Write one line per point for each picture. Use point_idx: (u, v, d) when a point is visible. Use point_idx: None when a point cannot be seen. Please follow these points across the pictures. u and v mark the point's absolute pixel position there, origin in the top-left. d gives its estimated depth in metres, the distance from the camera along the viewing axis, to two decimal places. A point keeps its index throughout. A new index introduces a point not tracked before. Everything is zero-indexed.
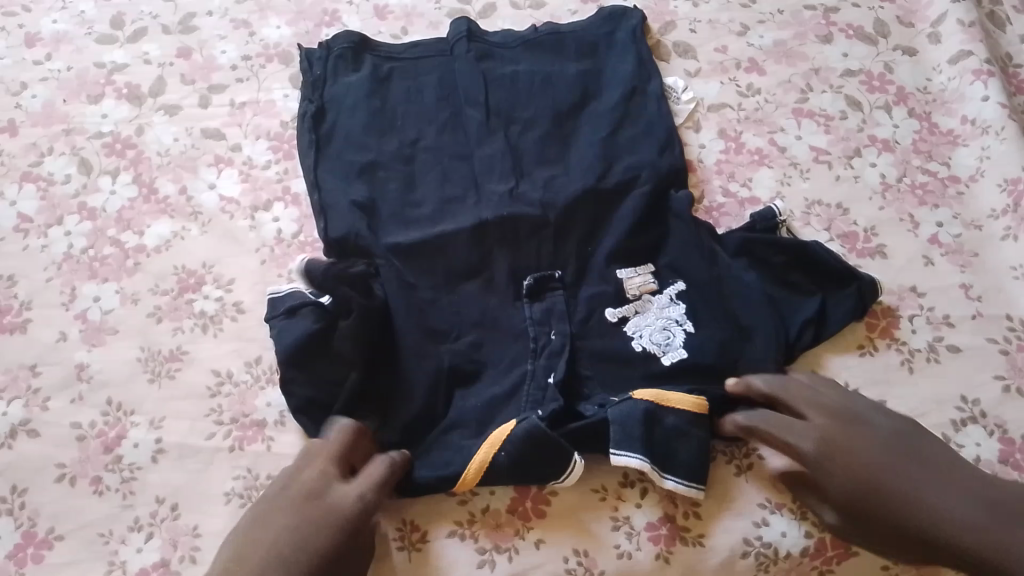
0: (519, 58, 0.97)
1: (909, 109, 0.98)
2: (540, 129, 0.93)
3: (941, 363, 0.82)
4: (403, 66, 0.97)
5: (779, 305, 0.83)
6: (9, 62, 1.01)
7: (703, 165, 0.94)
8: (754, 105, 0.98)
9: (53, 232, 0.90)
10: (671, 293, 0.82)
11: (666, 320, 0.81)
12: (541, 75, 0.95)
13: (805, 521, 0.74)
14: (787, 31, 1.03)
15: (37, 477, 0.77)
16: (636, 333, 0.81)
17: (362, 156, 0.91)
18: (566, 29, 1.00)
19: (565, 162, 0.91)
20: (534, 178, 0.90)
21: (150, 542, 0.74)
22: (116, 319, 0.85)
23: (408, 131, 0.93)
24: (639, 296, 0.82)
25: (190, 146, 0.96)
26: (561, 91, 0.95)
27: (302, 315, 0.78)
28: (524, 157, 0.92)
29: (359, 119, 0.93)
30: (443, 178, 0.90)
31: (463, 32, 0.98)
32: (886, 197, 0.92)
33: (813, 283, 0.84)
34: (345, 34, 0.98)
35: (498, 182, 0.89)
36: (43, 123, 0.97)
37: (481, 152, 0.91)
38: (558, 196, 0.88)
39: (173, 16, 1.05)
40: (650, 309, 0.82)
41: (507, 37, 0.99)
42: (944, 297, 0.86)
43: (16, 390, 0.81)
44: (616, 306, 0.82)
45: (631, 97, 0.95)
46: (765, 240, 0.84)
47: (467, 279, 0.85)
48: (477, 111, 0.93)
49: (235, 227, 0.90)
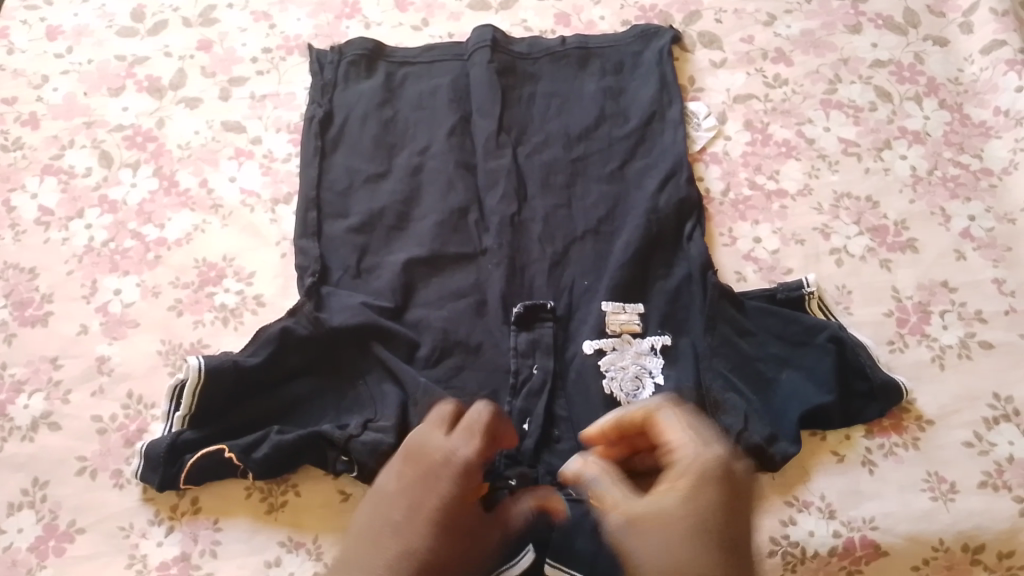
0: (541, 71, 0.96)
1: (940, 100, 0.96)
2: (550, 150, 0.91)
3: (974, 360, 0.80)
4: (417, 71, 0.96)
5: (783, 386, 0.78)
6: (32, 55, 1.01)
7: (729, 158, 0.93)
8: (781, 96, 0.97)
9: (74, 224, 0.90)
10: (654, 342, 0.80)
11: (640, 368, 0.79)
12: (559, 97, 0.94)
13: (834, 521, 0.73)
14: (815, 21, 1.02)
15: (58, 469, 0.76)
16: (608, 369, 0.79)
17: (371, 165, 0.90)
18: (595, 44, 0.98)
19: (571, 191, 0.88)
20: (536, 204, 0.88)
21: (171, 536, 0.73)
22: (137, 312, 0.85)
23: (418, 139, 0.92)
24: (620, 334, 0.80)
25: (211, 139, 0.95)
26: (577, 113, 0.93)
27: (264, 338, 0.78)
28: (529, 176, 0.89)
29: (369, 129, 0.92)
30: (465, 175, 0.89)
31: (486, 41, 0.96)
32: (917, 190, 0.90)
33: (830, 353, 0.78)
34: (359, 40, 0.97)
35: (500, 203, 0.87)
36: (64, 115, 0.97)
37: (488, 163, 0.90)
38: (558, 233, 0.86)
39: (193, 8, 1.05)
40: (628, 349, 0.79)
41: (532, 47, 0.97)
42: (977, 292, 0.84)
43: (38, 382, 0.81)
44: (595, 338, 0.80)
45: (650, 122, 0.93)
46: (784, 317, 0.80)
47: (459, 299, 0.83)
48: (488, 123, 0.91)
49: (255, 220, 0.90)
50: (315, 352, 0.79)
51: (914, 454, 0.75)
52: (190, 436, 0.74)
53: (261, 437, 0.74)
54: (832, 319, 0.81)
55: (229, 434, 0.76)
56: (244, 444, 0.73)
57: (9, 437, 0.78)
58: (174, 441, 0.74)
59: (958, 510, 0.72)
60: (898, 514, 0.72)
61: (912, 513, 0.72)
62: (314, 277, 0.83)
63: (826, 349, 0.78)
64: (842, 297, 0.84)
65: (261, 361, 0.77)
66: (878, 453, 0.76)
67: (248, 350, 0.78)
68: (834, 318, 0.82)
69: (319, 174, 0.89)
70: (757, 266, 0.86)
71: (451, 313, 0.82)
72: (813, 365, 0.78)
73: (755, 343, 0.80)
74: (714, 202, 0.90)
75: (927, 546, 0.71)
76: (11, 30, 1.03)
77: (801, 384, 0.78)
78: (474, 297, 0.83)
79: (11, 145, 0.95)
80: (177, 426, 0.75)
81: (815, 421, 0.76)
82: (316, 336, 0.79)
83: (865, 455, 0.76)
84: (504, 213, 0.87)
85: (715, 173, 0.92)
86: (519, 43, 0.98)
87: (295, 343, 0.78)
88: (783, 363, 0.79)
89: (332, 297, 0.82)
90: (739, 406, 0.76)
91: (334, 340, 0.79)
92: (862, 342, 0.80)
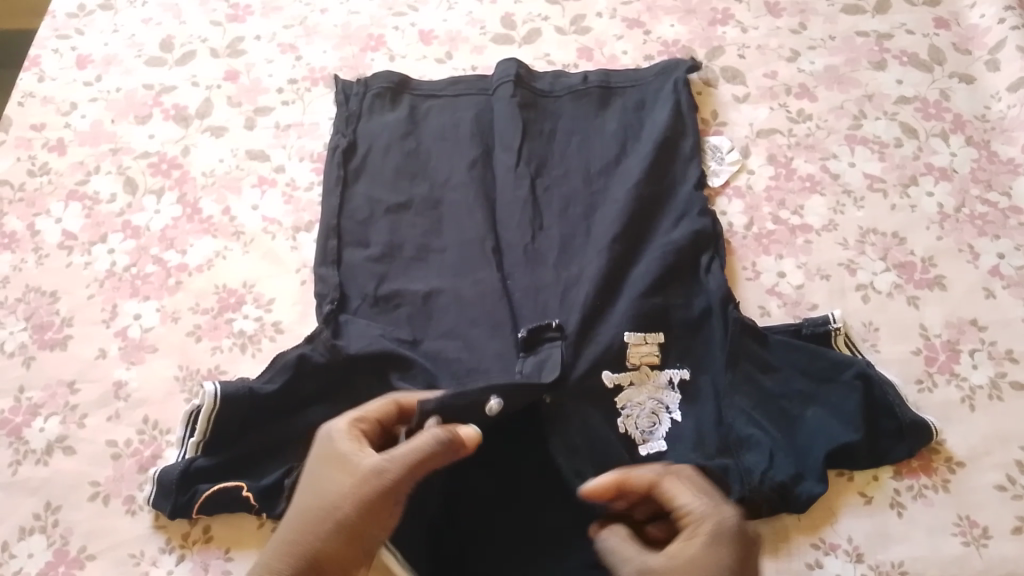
0: (562, 110, 0.95)
1: (967, 136, 0.95)
2: (569, 184, 0.90)
3: (1005, 401, 0.78)
4: (441, 104, 0.96)
5: (809, 423, 0.76)
6: (62, 82, 1.03)
7: (753, 192, 0.92)
8: (805, 131, 0.96)
9: (96, 249, 0.90)
10: (673, 375, 0.79)
11: (657, 404, 0.77)
12: (580, 133, 0.94)
13: (863, 564, 0.70)
14: (839, 57, 1.01)
15: (71, 494, 0.76)
16: (625, 405, 0.77)
17: (392, 195, 0.90)
18: (616, 83, 0.97)
19: (589, 222, 0.88)
20: (552, 232, 0.87)
21: (181, 564, 0.72)
22: (156, 337, 0.85)
23: (440, 171, 0.92)
24: (637, 366, 0.79)
25: (234, 167, 0.96)
26: (597, 148, 0.92)
27: (279, 366, 0.77)
28: (546, 206, 0.89)
29: (392, 160, 0.92)
30: (484, 206, 0.89)
31: (509, 76, 0.96)
32: (944, 226, 0.88)
33: (857, 392, 0.76)
34: (385, 74, 0.98)
35: (516, 233, 0.87)
36: (91, 142, 0.98)
37: (506, 196, 0.89)
38: (574, 262, 0.85)
39: (221, 40, 1.06)
40: (645, 383, 0.78)
41: (554, 85, 0.97)
42: (1007, 331, 0.82)
43: (54, 405, 0.81)
44: (613, 370, 0.78)
45: (667, 156, 0.91)
46: (807, 352, 0.78)
47: (474, 326, 0.82)
48: (509, 156, 0.91)
49: (277, 248, 0.90)
50: (327, 376, 0.78)
51: (944, 497, 0.73)
52: (203, 464, 0.74)
53: (279, 484, 0.73)
54: (857, 357, 0.79)
55: (243, 464, 0.75)
56: (263, 488, 0.72)
57: (22, 460, 0.78)
58: (188, 467, 0.73)
59: (992, 556, 0.70)
60: (928, 559, 0.70)
61: (942, 559, 0.70)
62: (332, 304, 0.83)
63: (852, 387, 0.76)
64: (868, 334, 0.82)
65: (276, 389, 0.76)
66: (907, 495, 0.74)
67: (266, 376, 0.77)
68: (859, 355, 0.80)
69: (341, 202, 0.90)
70: (781, 300, 0.85)
71: (467, 340, 0.81)
72: (839, 403, 0.76)
73: (778, 377, 0.78)
74: (737, 235, 0.89)
75: None
76: (43, 59, 1.05)
77: (826, 421, 0.75)
78: (486, 322, 0.82)
79: (38, 169, 0.96)
80: (189, 452, 0.74)
81: (842, 461, 0.74)
82: (332, 364, 0.78)
83: (894, 497, 0.74)
84: (520, 244, 0.86)
85: (737, 208, 0.91)
86: (542, 79, 0.98)
87: (311, 370, 0.78)
88: (803, 402, 0.77)
89: (350, 325, 0.82)
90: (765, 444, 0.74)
91: (351, 367, 0.79)
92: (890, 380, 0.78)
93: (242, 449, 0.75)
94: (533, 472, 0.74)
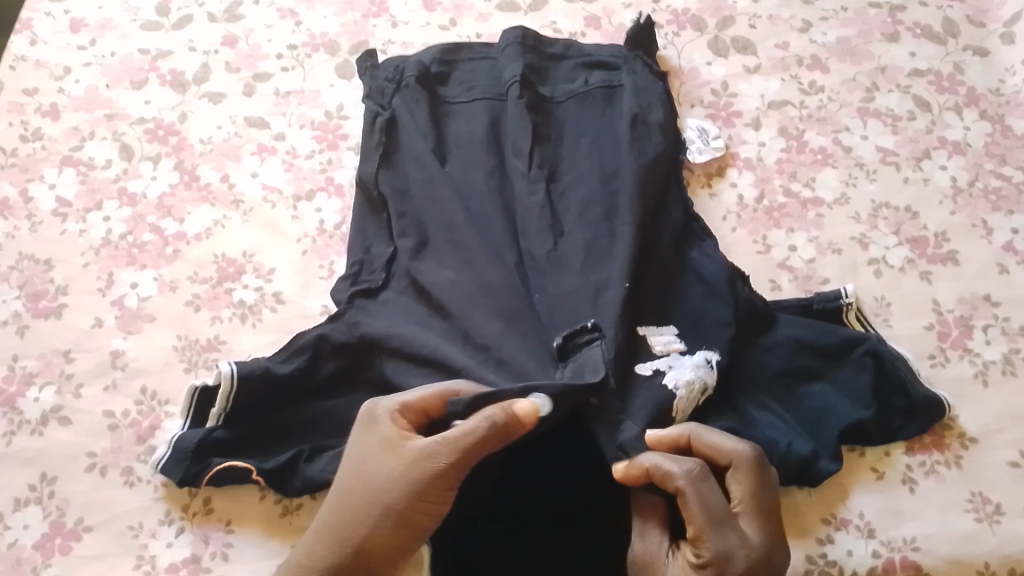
0: (568, 114, 0.89)
1: (980, 111, 0.93)
2: (585, 188, 0.83)
3: (1017, 377, 0.77)
4: (456, 108, 0.90)
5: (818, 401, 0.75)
6: (55, 46, 1.00)
7: (763, 165, 0.90)
8: (816, 104, 0.94)
9: (91, 216, 0.88)
10: (706, 354, 0.74)
11: (704, 382, 0.72)
12: (589, 134, 0.87)
13: (875, 540, 0.70)
14: (851, 29, 0.99)
15: (68, 466, 0.74)
16: (676, 387, 0.71)
17: (414, 176, 0.85)
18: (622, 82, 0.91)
19: (612, 222, 0.80)
20: (574, 237, 0.79)
21: (181, 537, 0.71)
22: (154, 307, 0.83)
23: (454, 176, 0.86)
24: (667, 353, 0.73)
25: (233, 134, 0.94)
26: (610, 154, 0.85)
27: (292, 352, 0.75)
28: (564, 213, 0.82)
29: (411, 144, 0.87)
30: (500, 215, 0.82)
31: (516, 76, 0.88)
32: (957, 201, 0.87)
33: (865, 370, 0.75)
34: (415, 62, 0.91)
35: (535, 240, 0.79)
36: (85, 107, 0.95)
37: (521, 204, 0.81)
38: (601, 263, 0.77)
39: (219, 4, 1.04)
40: (683, 362, 0.73)
41: (556, 88, 0.90)
42: (1020, 307, 0.81)
43: (49, 375, 0.79)
44: (647, 360, 0.72)
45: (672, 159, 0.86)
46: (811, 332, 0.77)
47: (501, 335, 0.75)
48: (521, 161, 0.84)
49: (276, 217, 0.88)
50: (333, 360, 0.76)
51: (956, 473, 0.72)
52: (220, 437, 0.72)
53: (290, 464, 0.71)
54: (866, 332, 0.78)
55: (257, 442, 0.73)
56: (273, 469, 0.71)
57: (17, 431, 0.76)
58: (205, 440, 0.72)
59: (1004, 533, 0.69)
60: (940, 535, 0.69)
61: (954, 534, 0.69)
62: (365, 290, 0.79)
63: (861, 368, 0.75)
64: (880, 309, 0.81)
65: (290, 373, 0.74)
66: (918, 471, 0.73)
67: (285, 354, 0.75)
68: (871, 330, 0.79)
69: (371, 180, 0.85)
70: (792, 275, 0.84)
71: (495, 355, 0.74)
72: (849, 381, 0.75)
73: (785, 353, 0.76)
74: (747, 209, 0.88)
75: (972, 570, 0.68)
76: (35, 21, 1.02)
77: (836, 400, 0.75)
78: (513, 336, 0.75)
79: (30, 135, 0.93)
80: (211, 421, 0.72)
81: (854, 437, 0.73)
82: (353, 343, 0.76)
83: (905, 473, 0.73)
84: (542, 250, 0.78)
85: (747, 180, 0.90)
86: (554, 44, 0.94)
87: (331, 351, 0.76)
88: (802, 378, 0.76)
89: (389, 304, 0.79)
90: (779, 430, 0.73)
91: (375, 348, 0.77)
92: (903, 355, 0.77)
93: (260, 426, 0.73)
94: (532, 479, 0.69)
